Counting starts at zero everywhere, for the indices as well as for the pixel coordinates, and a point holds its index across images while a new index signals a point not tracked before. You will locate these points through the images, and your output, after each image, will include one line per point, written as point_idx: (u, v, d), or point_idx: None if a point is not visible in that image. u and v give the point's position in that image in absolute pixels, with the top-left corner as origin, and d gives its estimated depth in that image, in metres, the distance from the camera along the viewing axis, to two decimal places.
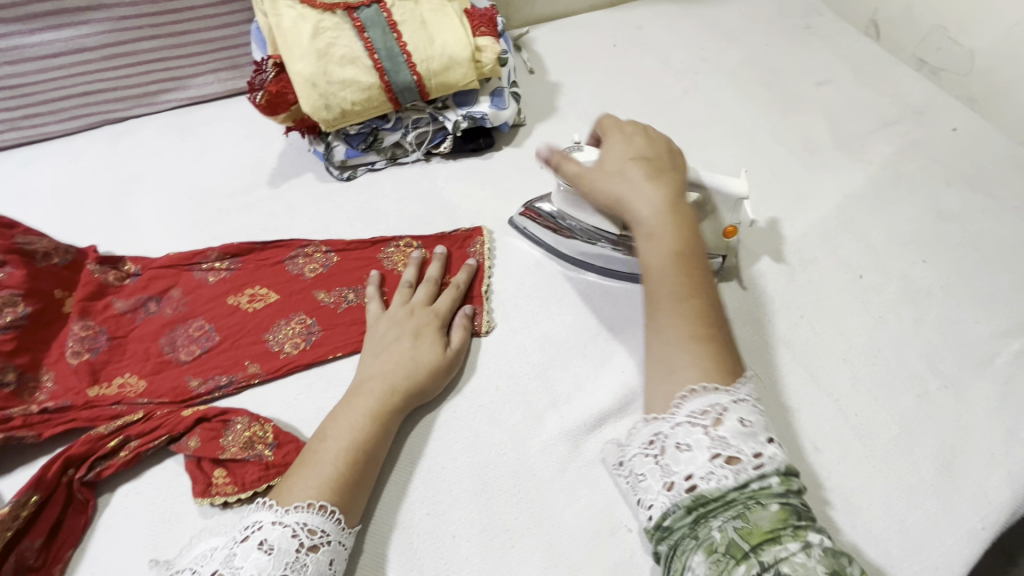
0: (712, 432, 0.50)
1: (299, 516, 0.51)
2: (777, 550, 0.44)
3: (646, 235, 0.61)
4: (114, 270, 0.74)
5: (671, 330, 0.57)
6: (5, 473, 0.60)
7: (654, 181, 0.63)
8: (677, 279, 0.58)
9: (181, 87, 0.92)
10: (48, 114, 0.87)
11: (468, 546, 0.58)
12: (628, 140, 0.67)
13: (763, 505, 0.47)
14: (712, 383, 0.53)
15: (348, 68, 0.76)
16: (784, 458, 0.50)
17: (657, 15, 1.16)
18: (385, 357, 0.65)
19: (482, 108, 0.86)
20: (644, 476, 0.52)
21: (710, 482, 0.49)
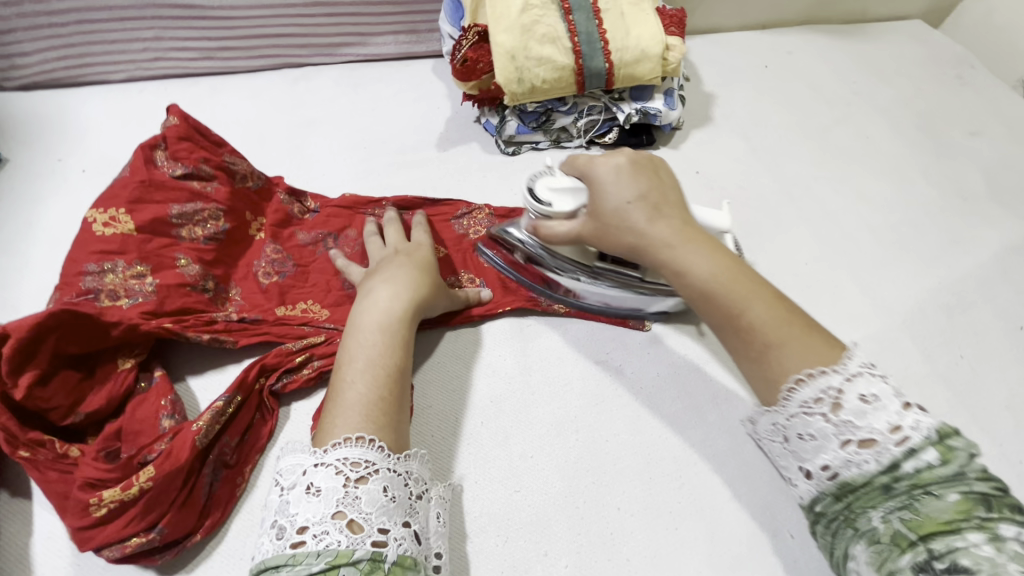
0: (833, 419, 0.44)
1: (339, 454, 0.48)
2: (952, 539, 0.37)
3: (676, 272, 0.54)
4: (298, 203, 0.77)
5: (746, 347, 0.50)
6: (197, 373, 0.63)
7: (662, 217, 0.57)
8: (734, 298, 0.50)
9: (361, 43, 0.96)
10: (239, 49, 0.91)
11: (633, 520, 0.59)
12: (616, 176, 0.59)
13: (935, 495, 0.39)
14: (818, 367, 0.46)
15: (547, 47, 0.79)
16: (934, 426, 0.41)
17: (809, 44, 1.17)
18: (388, 278, 0.65)
19: (656, 104, 0.87)
20: (781, 458, 0.49)
21: (850, 470, 0.43)
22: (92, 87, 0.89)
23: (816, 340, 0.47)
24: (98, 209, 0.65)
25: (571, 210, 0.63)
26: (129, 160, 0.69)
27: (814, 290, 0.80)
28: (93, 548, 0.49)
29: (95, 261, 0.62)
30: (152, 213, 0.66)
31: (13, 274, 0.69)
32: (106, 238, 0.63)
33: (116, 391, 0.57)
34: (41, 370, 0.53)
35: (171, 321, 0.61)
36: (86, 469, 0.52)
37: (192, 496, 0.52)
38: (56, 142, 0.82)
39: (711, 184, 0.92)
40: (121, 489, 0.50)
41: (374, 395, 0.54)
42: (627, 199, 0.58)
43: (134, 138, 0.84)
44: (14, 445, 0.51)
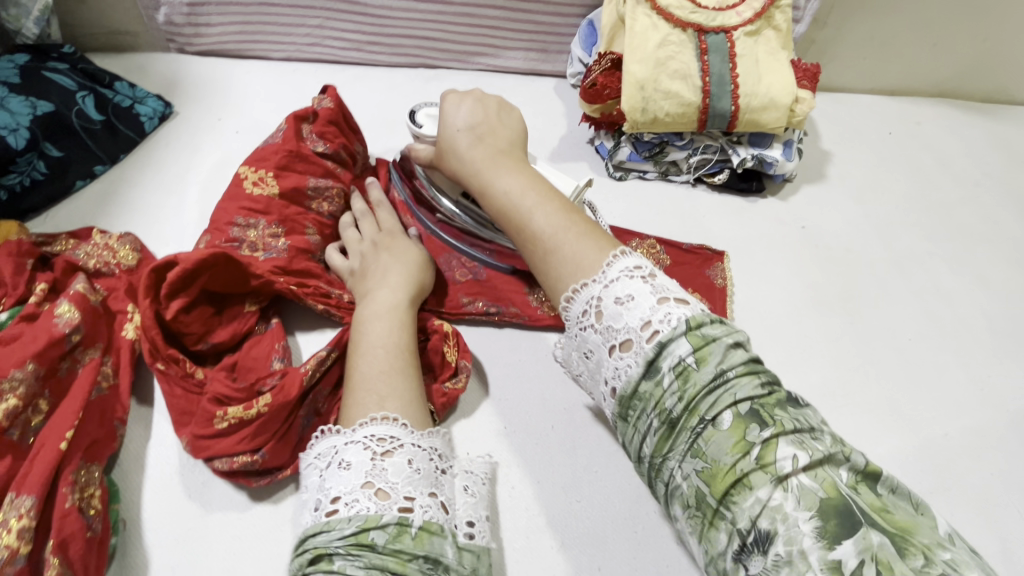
0: (599, 328, 0.49)
1: (370, 430, 0.50)
2: (747, 499, 0.39)
3: (481, 189, 0.60)
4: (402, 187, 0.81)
5: (532, 254, 0.55)
6: (304, 329, 0.68)
7: (483, 147, 0.63)
8: (514, 213, 0.57)
9: (493, 54, 1.02)
10: (385, 45, 1.00)
11: (692, 557, 0.58)
12: (458, 109, 0.66)
13: (714, 421, 0.42)
14: (586, 278, 0.51)
15: (677, 82, 0.81)
16: (682, 319, 0.45)
17: (940, 116, 1.12)
18: (378, 275, 0.66)
19: (774, 153, 0.87)
20: (585, 379, 0.53)
21: (621, 379, 0.47)
22: (254, 60, 1.00)
23: (594, 241, 0.52)
24: (249, 167, 0.72)
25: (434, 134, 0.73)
26: (278, 128, 0.76)
27: (914, 368, 0.77)
28: (207, 456, 0.55)
29: (243, 216, 0.69)
30: (293, 181, 0.72)
31: (168, 211, 0.78)
32: (255, 198, 0.70)
33: (239, 328, 0.63)
34: (188, 297, 0.60)
35: (296, 283, 0.67)
36: (213, 386, 0.57)
37: (289, 436, 0.57)
38: (218, 103, 0.92)
39: (817, 241, 0.89)
40: (244, 408, 0.56)
41: (385, 371, 0.56)
42: (473, 134, 0.64)
43: (282, 110, 0.93)
44: (155, 356, 0.58)
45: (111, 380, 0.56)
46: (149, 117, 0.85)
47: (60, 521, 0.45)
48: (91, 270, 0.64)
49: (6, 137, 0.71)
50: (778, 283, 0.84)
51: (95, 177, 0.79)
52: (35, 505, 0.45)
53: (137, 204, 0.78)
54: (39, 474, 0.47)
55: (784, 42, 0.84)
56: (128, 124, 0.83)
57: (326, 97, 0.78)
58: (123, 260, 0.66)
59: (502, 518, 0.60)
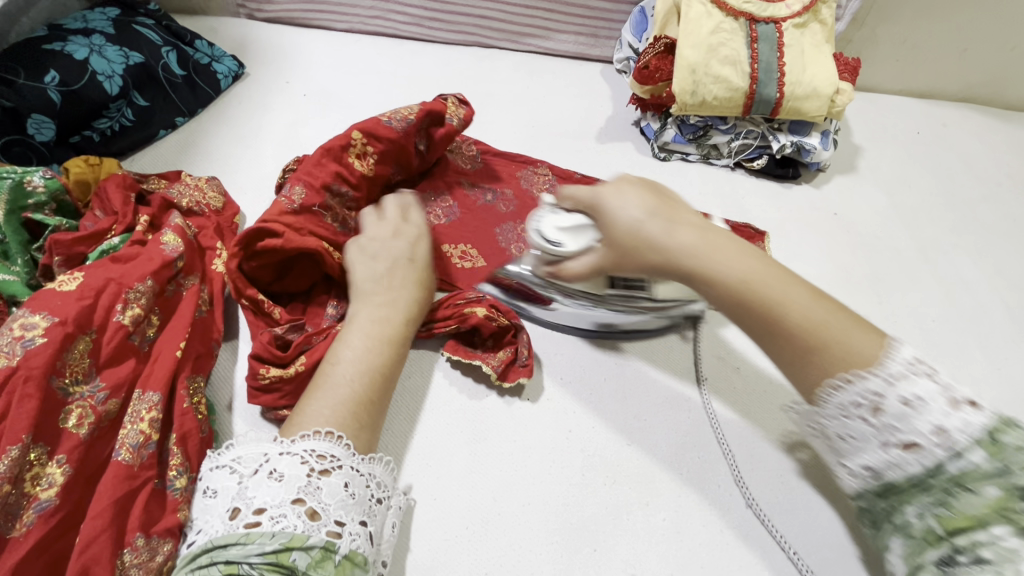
0: (874, 422, 0.48)
1: (306, 445, 0.49)
2: (979, 534, 0.44)
3: (704, 276, 0.53)
4: (463, 158, 0.88)
5: (794, 354, 0.51)
6: None
7: (681, 226, 0.55)
8: (767, 302, 0.51)
9: (545, 36, 1.06)
10: (444, 22, 1.04)
11: (731, 499, 0.63)
12: (628, 196, 0.58)
13: (971, 490, 0.45)
14: (856, 369, 0.49)
15: (727, 68, 0.86)
16: (982, 426, 0.46)
17: (965, 120, 1.17)
18: (395, 286, 0.64)
19: (813, 141, 0.92)
20: (823, 454, 0.54)
21: (895, 471, 0.48)
22: (318, 30, 1.04)
23: (865, 332, 0.50)
24: (359, 135, 0.72)
25: (580, 249, 0.63)
26: (405, 109, 0.75)
27: (936, 347, 0.82)
28: (264, 395, 0.59)
29: (336, 183, 0.70)
30: (385, 167, 0.75)
31: (242, 162, 0.82)
32: (353, 168, 0.72)
33: (305, 282, 0.68)
34: (265, 259, 0.63)
35: None
36: (258, 346, 0.60)
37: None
38: (287, 67, 0.97)
39: (848, 229, 0.94)
40: (306, 360, 0.60)
41: (360, 396, 0.55)
42: (648, 217, 0.57)
43: (347, 78, 0.98)
44: (240, 295, 0.62)
45: (208, 306, 0.62)
46: (224, 75, 0.90)
47: (181, 418, 0.51)
48: (183, 208, 0.69)
49: (102, 82, 0.76)
50: (810, 263, 0.89)
51: (176, 128, 0.84)
52: (162, 401, 0.50)
53: (214, 154, 0.82)
54: (162, 375, 0.52)
55: (828, 36, 0.89)
56: (206, 80, 0.87)
57: (461, 112, 0.80)
58: (212, 201, 0.71)
59: (560, 455, 0.64)
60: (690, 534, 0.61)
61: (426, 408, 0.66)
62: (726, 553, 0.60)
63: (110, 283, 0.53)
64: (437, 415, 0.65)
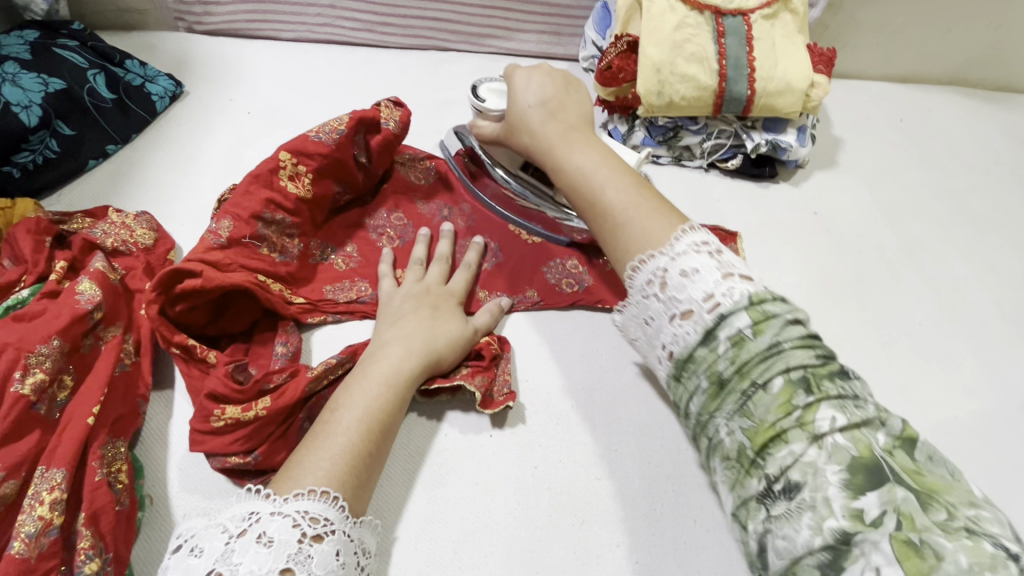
0: (662, 296, 0.49)
1: (299, 505, 0.45)
2: (783, 453, 0.40)
3: (559, 167, 0.61)
4: (417, 172, 0.83)
5: (599, 228, 0.56)
6: (320, 326, 0.67)
7: (556, 122, 0.63)
8: (592, 188, 0.57)
9: (505, 37, 1.01)
10: (397, 26, 0.98)
11: (709, 535, 0.59)
12: (528, 85, 0.65)
13: (764, 389, 0.42)
14: (650, 251, 0.51)
15: (693, 65, 0.80)
16: (746, 294, 0.46)
17: (951, 105, 1.12)
18: (404, 326, 0.62)
19: (789, 138, 0.87)
20: (643, 345, 0.54)
21: (678, 346, 0.48)
22: (264, 41, 0.99)
23: (661, 216, 0.53)
24: (288, 155, 0.67)
25: (497, 112, 0.71)
26: (334, 120, 0.70)
27: (924, 352, 0.78)
28: (203, 451, 0.53)
29: (269, 210, 0.65)
30: (324, 187, 0.70)
31: (180, 190, 0.77)
32: (287, 192, 0.67)
33: (245, 320, 0.63)
34: (193, 301, 0.58)
35: (305, 299, 0.66)
36: (212, 382, 0.54)
37: (289, 433, 0.56)
38: (230, 83, 0.91)
39: (830, 228, 0.90)
40: (242, 409, 0.54)
41: (357, 448, 0.51)
42: (540, 107, 0.64)
43: (294, 91, 0.92)
44: (168, 343, 0.56)
45: (133, 357, 0.57)
46: (160, 96, 0.84)
47: (91, 494, 0.46)
48: (108, 248, 0.64)
49: (18, 113, 0.71)
50: (790, 267, 0.84)
51: (108, 157, 0.79)
52: (65, 478, 0.46)
53: (149, 183, 0.77)
54: (68, 450, 0.48)
55: (801, 27, 0.84)
56: (139, 103, 0.82)
57: (396, 114, 0.74)
58: (140, 239, 0.66)
59: (524, 496, 0.59)
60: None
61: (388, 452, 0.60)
62: None
63: (9, 348, 0.50)
64: (397, 461, 0.60)
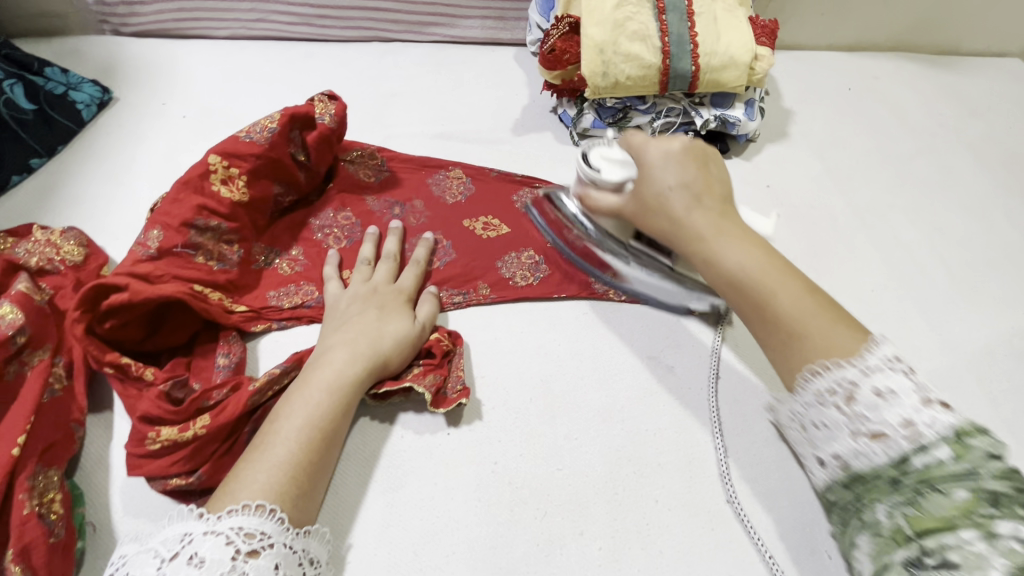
0: (846, 410, 0.47)
1: (233, 522, 0.45)
2: (947, 536, 0.40)
3: (704, 259, 0.55)
4: (365, 169, 0.80)
5: (772, 335, 0.52)
6: (266, 333, 0.65)
7: (700, 208, 0.56)
8: (764, 283, 0.52)
9: (449, 24, 0.98)
10: (336, 18, 0.95)
11: (671, 515, 0.60)
12: (665, 163, 0.58)
13: (942, 491, 0.41)
14: (836, 359, 0.48)
15: (636, 43, 0.79)
16: (951, 426, 0.43)
17: (897, 70, 1.13)
18: (347, 329, 0.61)
19: (737, 113, 0.87)
20: (800, 442, 0.53)
21: (861, 461, 0.46)
22: (197, 40, 0.95)
23: (842, 327, 0.50)
24: (218, 159, 0.65)
25: (616, 183, 0.64)
26: (265, 119, 0.67)
27: (878, 318, 0.79)
28: (143, 475, 0.52)
29: (203, 217, 0.63)
30: (262, 189, 0.68)
31: (113, 202, 0.74)
32: (220, 197, 0.64)
33: (184, 333, 0.61)
34: (123, 317, 0.56)
35: (248, 307, 0.64)
36: (145, 404, 0.53)
37: (235, 447, 0.54)
38: (162, 86, 0.87)
39: (783, 200, 0.90)
40: (178, 430, 0.52)
41: (296, 458, 0.50)
42: (672, 181, 0.57)
43: (231, 91, 0.88)
44: (100, 363, 0.54)
45: (64, 381, 0.54)
46: (85, 104, 0.81)
47: (20, 528, 0.45)
48: (34, 268, 0.61)
49: None
50: None
51: (32, 171, 0.75)
52: None
53: (80, 196, 0.74)
54: None
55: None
56: (64, 113, 0.78)
57: (331, 108, 0.72)
58: (68, 256, 0.63)
59: (484, 491, 0.59)
60: (627, 560, 0.57)
61: (341, 456, 0.59)
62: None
63: None
64: (351, 465, 0.59)
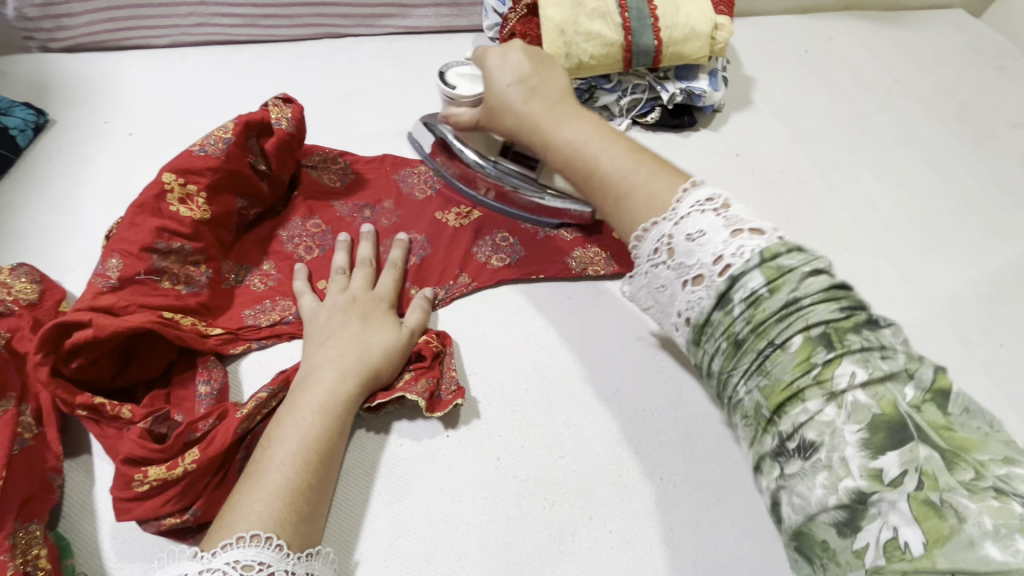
0: (671, 264, 0.47)
1: (229, 556, 0.43)
2: (798, 411, 0.37)
3: (541, 139, 0.58)
4: (330, 174, 0.78)
5: (602, 203, 0.54)
6: (247, 355, 0.62)
7: (539, 99, 0.60)
8: (586, 159, 0.54)
9: (402, 14, 0.95)
10: (282, 17, 0.90)
11: (677, 490, 0.60)
12: (501, 62, 0.63)
13: (780, 348, 0.38)
14: (654, 218, 0.49)
15: (597, 21, 0.78)
16: (757, 252, 0.42)
17: (850, 30, 1.15)
18: (333, 344, 0.59)
19: (701, 84, 0.87)
20: (650, 306, 0.52)
21: (694, 312, 0.45)
22: (134, 51, 0.89)
23: (662, 178, 0.51)
24: (173, 176, 0.61)
25: (472, 97, 0.69)
26: (218, 130, 0.64)
27: (855, 275, 0.81)
28: (133, 519, 0.48)
29: (164, 240, 0.59)
30: (225, 204, 0.65)
31: (63, 233, 0.69)
32: (180, 217, 0.61)
33: (159, 363, 0.58)
34: (90, 354, 0.53)
35: (222, 329, 0.62)
36: (127, 444, 0.50)
37: (231, 477, 0.52)
38: (101, 103, 0.82)
39: (753, 167, 0.91)
40: (167, 468, 0.49)
41: (293, 482, 0.49)
42: (515, 83, 0.61)
43: (178, 102, 0.84)
44: (71, 406, 0.51)
45: (35, 429, 0.51)
46: (20, 129, 0.75)
47: None
48: None
49: None
50: None
51: None
52: None
53: (26, 230, 0.69)
54: None
55: None
56: None
57: (287, 111, 0.69)
58: (22, 293, 0.58)
59: (491, 489, 0.58)
60: (639, 541, 0.57)
61: (341, 473, 0.58)
62: (680, 550, 0.57)
63: None
64: (352, 481, 0.57)
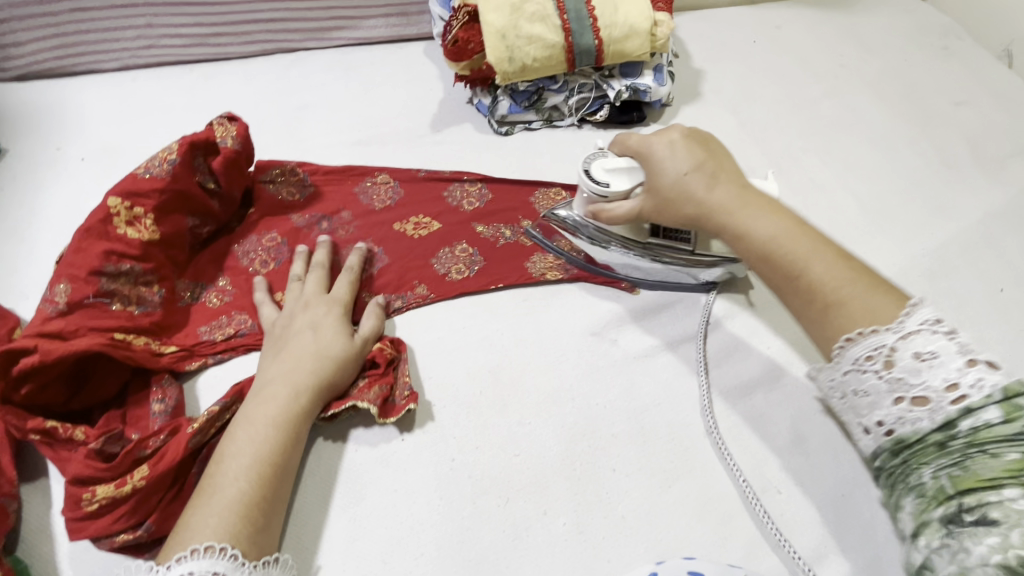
0: (885, 375, 0.46)
1: (191, 566, 0.45)
2: (990, 495, 0.39)
3: (732, 233, 0.54)
4: (287, 189, 0.78)
5: (799, 305, 0.51)
6: (204, 371, 0.63)
7: (717, 184, 0.55)
8: (791, 259, 0.51)
9: (352, 26, 0.96)
10: (232, 34, 0.92)
11: (628, 479, 0.62)
12: (672, 150, 0.58)
13: (992, 453, 0.40)
14: (873, 325, 0.47)
15: (536, 25, 0.80)
16: (998, 387, 0.41)
17: (798, 18, 1.17)
18: (289, 355, 0.60)
19: (646, 81, 0.88)
20: (838, 410, 0.51)
21: (905, 426, 0.45)
22: (87, 75, 0.90)
23: (877, 294, 0.48)
24: (119, 199, 0.62)
25: (626, 192, 0.62)
26: (163, 151, 0.65)
27: None
28: (87, 537, 0.50)
29: (112, 262, 0.60)
30: (174, 224, 0.66)
31: (18, 260, 0.70)
32: (128, 238, 0.62)
33: (113, 385, 0.59)
34: (40, 379, 0.54)
35: (177, 347, 0.63)
36: (75, 466, 0.52)
37: (183, 492, 0.53)
38: (54, 129, 0.83)
39: None
40: (115, 486, 0.51)
41: (249, 494, 0.50)
42: (685, 172, 0.56)
43: (131, 125, 0.84)
44: (23, 431, 0.53)
45: None
46: None
47: None
48: None
49: None
50: None
51: None
52: None
53: None
54: None
55: None
56: None
57: (232, 131, 0.69)
58: None
59: (446, 490, 0.60)
60: (591, 530, 0.59)
61: (299, 481, 0.59)
62: (631, 537, 0.59)
63: None
64: (311, 488, 0.59)
